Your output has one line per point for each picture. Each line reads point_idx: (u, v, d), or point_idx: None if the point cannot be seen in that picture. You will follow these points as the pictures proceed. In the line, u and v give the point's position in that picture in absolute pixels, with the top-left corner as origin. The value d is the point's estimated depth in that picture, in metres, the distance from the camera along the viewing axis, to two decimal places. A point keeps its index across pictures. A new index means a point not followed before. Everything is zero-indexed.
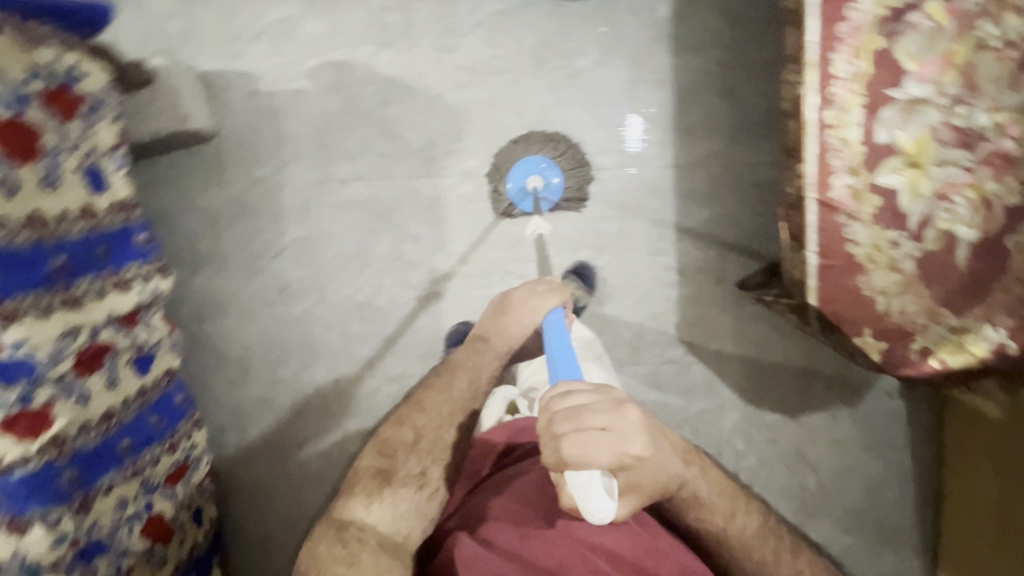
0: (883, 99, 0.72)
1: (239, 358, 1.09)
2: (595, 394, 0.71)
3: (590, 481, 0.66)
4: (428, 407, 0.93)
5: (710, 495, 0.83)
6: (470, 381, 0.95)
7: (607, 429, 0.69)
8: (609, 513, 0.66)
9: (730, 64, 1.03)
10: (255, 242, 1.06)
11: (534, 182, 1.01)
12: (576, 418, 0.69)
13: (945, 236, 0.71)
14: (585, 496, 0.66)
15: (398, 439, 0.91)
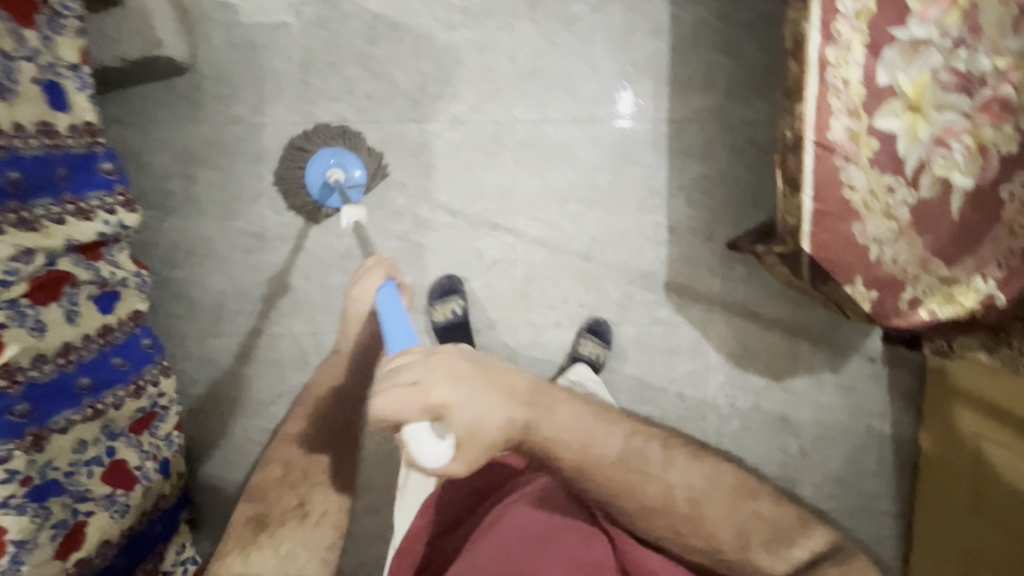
0: (887, 38, 0.70)
1: (213, 306, 1.05)
2: (416, 356, 0.64)
3: (421, 432, 0.60)
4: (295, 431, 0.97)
5: (562, 438, 0.69)
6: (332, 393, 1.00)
7: (416, 383, 0.60)
8: (445, 458, 0.61)
9: (730, 16, 1.01)
10: (232, 183, 1.01)
11: (336, 175, 0.94)
12: (390, 377, 0.61)
13: (940, 181, 0.73)
14: (418, 445, 0.60)
15: (266, 478, 0.94)
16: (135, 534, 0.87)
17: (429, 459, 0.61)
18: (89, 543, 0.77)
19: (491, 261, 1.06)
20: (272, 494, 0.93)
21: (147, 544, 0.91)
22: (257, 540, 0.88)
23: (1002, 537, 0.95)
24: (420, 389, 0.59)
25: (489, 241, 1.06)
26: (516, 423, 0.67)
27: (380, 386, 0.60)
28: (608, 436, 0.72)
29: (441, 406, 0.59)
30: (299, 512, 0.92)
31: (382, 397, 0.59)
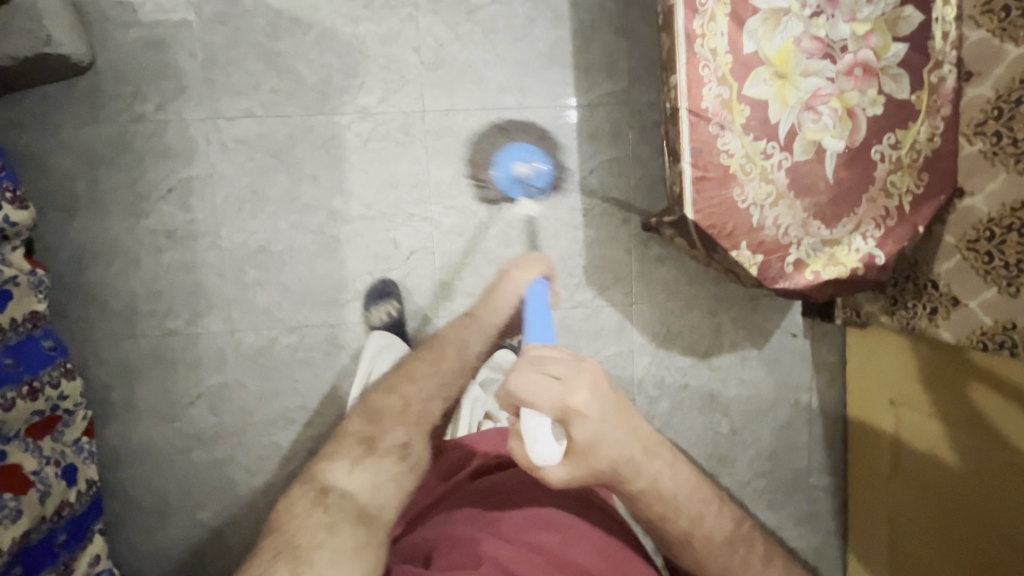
0: (746, 8, 0.73)
1: (123, 308, 1.03)
2: (558, 352, 0.67)
3: (541, 423, 0.62)
4: (417, 378, 0.90)
5: (678, 497, 0.68)
6: (457, 354, 0.99)
7: (561, 380, 0.63)
8: (555, 457, 0.63)
9: (625, 3, 1.04)
10: (139, 183, 1.01)
11: (522, 170, 1.05)
12: (536, 361, 0.64)
13: (813, 143, 0.76)
14: (532, 434, 0.62)
15: (385, 408, 0.84)
16: (28, 543, 0.83)
17: (539, 453, 0.63)
18: None
19: (409, 251, 1.07)
20: (388, 425, 0.81)
21: (47, 554, 0.87)
22: (366, 459, 0.75)
23: (912, 496, 1.02)
24: (563, 386, 0.63)
25: (406, 232, 1.06)
26: (632, 459, 0.66)
27: (520, 368, 0.64)
28: (719, 519, 0.71)
29: (573, 411, 0.62)
30: (400, 451, 0.78)
31: (523, 381, 0.63)
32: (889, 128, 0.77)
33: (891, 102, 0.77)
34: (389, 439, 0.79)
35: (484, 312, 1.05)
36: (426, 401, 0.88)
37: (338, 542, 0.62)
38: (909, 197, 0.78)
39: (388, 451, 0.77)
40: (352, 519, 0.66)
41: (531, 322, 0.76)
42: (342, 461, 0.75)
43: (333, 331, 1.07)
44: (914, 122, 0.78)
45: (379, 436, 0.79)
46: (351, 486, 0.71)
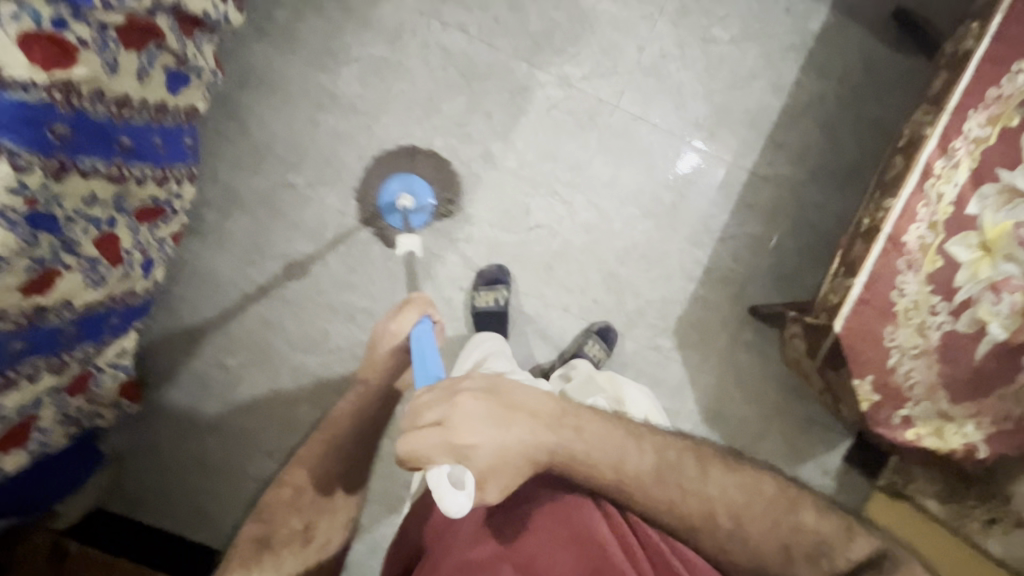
0: (992, 174, 0.72)
1: (260, 142, 1.03)
2: (438, 389, 0.61)
3: (443, 476, 0.57)
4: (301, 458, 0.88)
5: (591, 454, 0.64)
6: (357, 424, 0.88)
7: (438, 425, 0.57)
8: (466, 505, 0.57)
9: (845, 106, 1.04)
10: (333, 38, 1.01)
11: (404, 201, 1.01)
12: (413, 418, 0.59)
13: (977, 323, 0.75)
14: (441, 488, 0.56)
15: None
16: (91, 313, 0.83)
17: (451, 506, 0.56)
18: (55, 294, 0.74)
19: (534, 224, 1.07)
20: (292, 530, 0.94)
21: (96, 329, 0.87)
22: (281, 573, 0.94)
23: None
24: (447, 430, 0.57)
25: (540, 206, 1.06)
26: (541, 446, 0.63)
27: (404, 427, 0.59)
28: (640, 454, 0.66)
29: (454, 434, 0.57)
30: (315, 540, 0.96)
31: (410, 435, 0.57)
32: None
33: None
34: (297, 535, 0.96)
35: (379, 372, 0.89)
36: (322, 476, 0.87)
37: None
38: None
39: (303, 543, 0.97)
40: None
41: (421, 372, 0.71)
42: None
43: (430, 260, 1.07)
44: None
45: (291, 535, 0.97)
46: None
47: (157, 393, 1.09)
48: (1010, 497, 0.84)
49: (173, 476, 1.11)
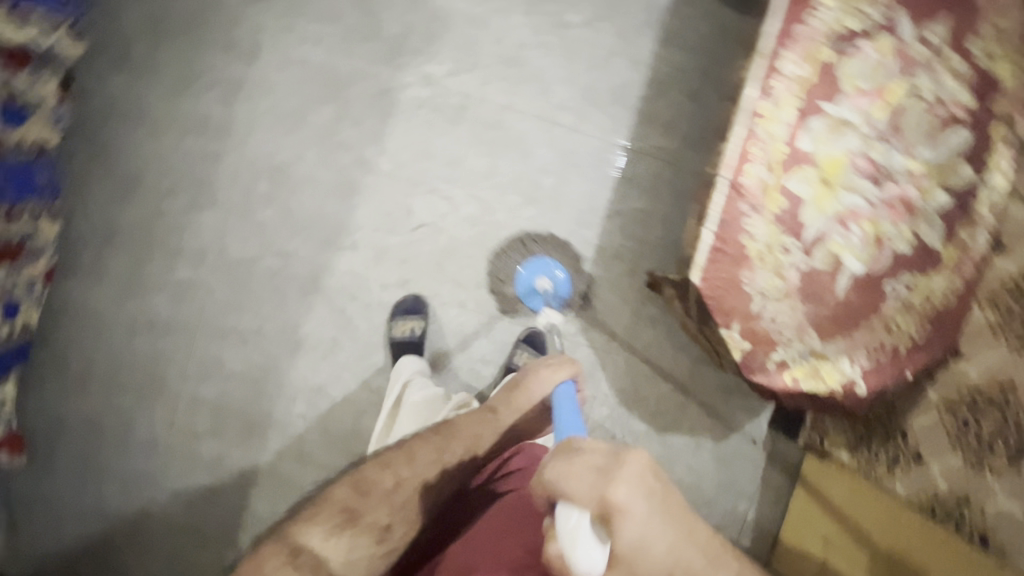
0: (815, 108, 0.74)
1: (129, 173, 1.03)
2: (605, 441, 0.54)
3: (585, 525, 0.49)
4: (417, 461, 0.74)
5: None
6: (467, 450, 0.77)
7: (600, 473, 0.51)
8: (596, 568, 0.49)
9: (707, 71, 1.05)
10: (193, 64, 1.02)
11: (545, 283, 1.06)
12: (568, 451, 0.54)
13: (832, 256, 0.76)
14: (574, 541, 0.49)
15: (374, 481, 0.73)
16: None
17: (583, 563, 0.49)
18: None
19: (417, 223, 1.06)
20: (373, 503, 0.71)
21: None
22: (344, 531, 0.69)
23: None
24: (602, 478, 0.50)
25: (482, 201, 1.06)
26: None
27: (553, 461, 0.53)
28: None
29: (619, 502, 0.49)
30: (378, 534, 0.69)
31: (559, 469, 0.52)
32: (908, 268, 0.76)
33: (918, 246, 0.76)
34: (371, 515, 0.70)
35: (506, 411, 0.80)
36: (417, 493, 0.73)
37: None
38: (907, 340, 0.77)
39: (368, 529, 0.70)
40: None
41: (559, 426, 0.66)
42: (320, 524, 0.69)
43: (317, 272, 1.06)
44: (935, 271, 0.76)
45: (362, 509, 0.71)
46: (323, 555, 0.66)
47: (50, 439, 1.06)
48: (909, 431, 0.81)
49: (74, 523, 1.06)
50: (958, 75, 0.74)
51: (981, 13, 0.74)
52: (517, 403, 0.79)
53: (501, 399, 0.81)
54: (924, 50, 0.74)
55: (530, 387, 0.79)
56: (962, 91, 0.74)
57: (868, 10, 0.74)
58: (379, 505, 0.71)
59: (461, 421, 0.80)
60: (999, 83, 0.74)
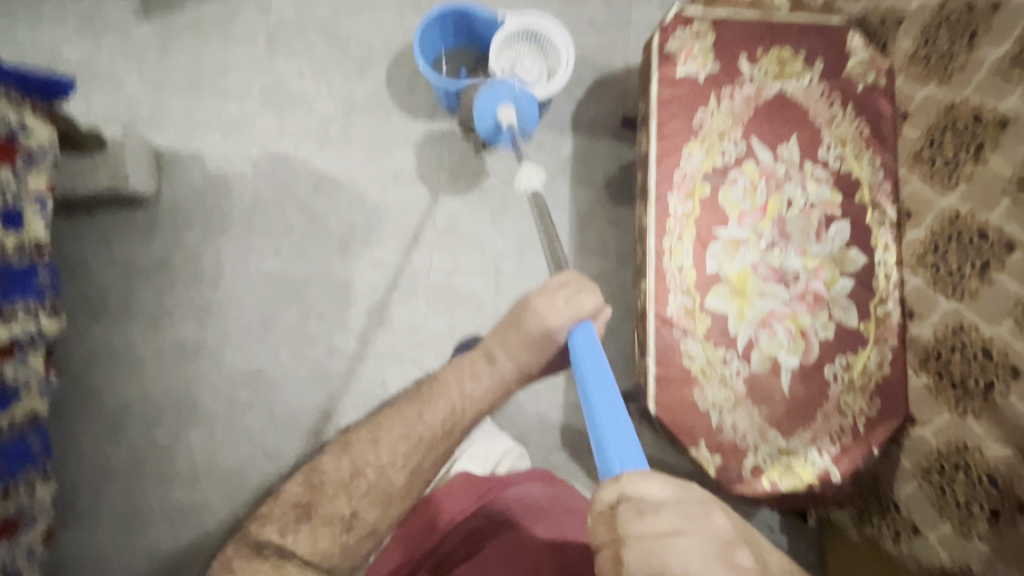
0: (711, 235, 0.84)
1: (117, 410, 1.08)
2: (682, 514, 0.41)
3: None
4: (382, 442, 0.69)
5: None
6: (443, 418, 0.71)
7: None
8: None
9: (618, 199, 1.18)
10: (166, 298, 1.11)
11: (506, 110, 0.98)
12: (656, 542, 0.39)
13: (768, 356, 0.82)
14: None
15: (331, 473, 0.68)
16: None
17: None
18: None
19: (393, 391, 1.12)
20: (330, 493, 0.67)
21: None
22: (300, 528, 0.64)
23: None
24: None
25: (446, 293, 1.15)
26: None
27: (637, 554, 0.40)
28: None
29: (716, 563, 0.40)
30: (343, 524, 0.65)
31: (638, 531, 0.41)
32: (839, 351, 0.83)
33: (841, 329, 0.83)
34: (330, 508, 0.66)
35: (504, 355, 0.74)
36: (390, 474, 0.68)
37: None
38: (862, 417, 0.82)
39: (331, 522, 0.65)
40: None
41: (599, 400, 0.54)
42: (274, 523, 0.65)
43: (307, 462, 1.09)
44: (863, 347, 0.83)
45: (317, 502, 0.66)
46: (295, 550, 0.62)
47: None
48: (900, 503, 0.81)
49: None
50: (820, 181, 0.86)
51: (821, 128, 0.87)
52: (514, 341, 0.73)
53: (496, 337, 0.75)
54: (784, 168, 0.86)
55: (523, 321, 0.71)
56: (828, 192, 0.86)
57: (727, 146, 0.86)
58: (338, 494, 0.66)
59: (443, 381, 0.74)
60: (856, 179, 0.86)
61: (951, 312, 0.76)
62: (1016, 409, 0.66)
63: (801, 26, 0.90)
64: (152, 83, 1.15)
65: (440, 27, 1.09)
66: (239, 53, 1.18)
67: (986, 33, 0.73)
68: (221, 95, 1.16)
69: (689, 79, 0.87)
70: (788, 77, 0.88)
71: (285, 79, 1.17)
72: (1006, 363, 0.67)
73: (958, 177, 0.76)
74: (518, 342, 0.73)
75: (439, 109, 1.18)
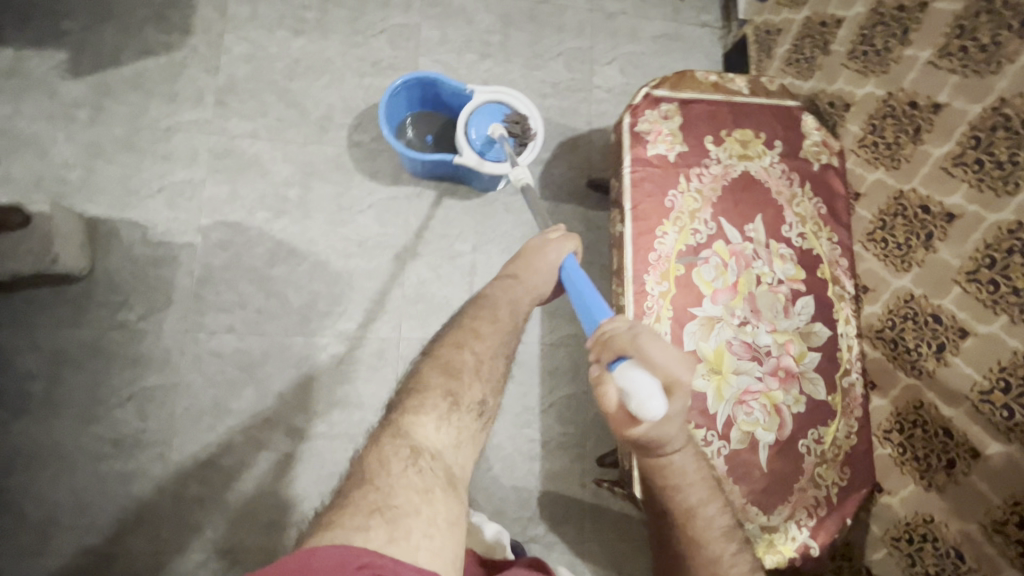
0: (687, 314, 0.86)
1: (43, 519, 0.96)
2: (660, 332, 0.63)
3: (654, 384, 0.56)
4: (484, 333, 0.74)
5: (685, 477, 0.68)
6: (512, 314, 0.78)
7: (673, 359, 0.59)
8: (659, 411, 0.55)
9: (587, 260, 1.18)
10: (100, 387, 1.00)
11: (496, 128, 1.01)
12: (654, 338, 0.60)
13: (747, 434, 0.84)
14: (643, 395, 0.55)
15: (459, 361, 0.70)
16: None
17: (651, 408, 0.55)
18: None
19: None
20: (467, 381, 0.68)
21: None
22: (451, 416, 0.64)
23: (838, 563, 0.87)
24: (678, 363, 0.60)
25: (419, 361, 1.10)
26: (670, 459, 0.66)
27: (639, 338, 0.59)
28: (691, 465, 0.68)
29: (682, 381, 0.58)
30: (479, 410, 0.67)
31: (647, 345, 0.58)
32: (811, 424, 0.86)
33: (810, 403, 0.86)
34: (469, 395, 0.67)
35: (531, 272, 0.81)
36: (494, 360, 0.72)
37: (431, 513, 0.56)
38: (835, 488, 0.85)
39: (469, 410, 0.66)
40: (442, 487, 0.58)
41: (581, 292, 0.73)
42: (426, 413, 0.64)
43: (269, 559, 1.00)
44: (832, 420, 0.86)
45: (460, 391, 0.67)
46: (436, 445, 0.61)
47: None
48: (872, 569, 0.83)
49: None
50: (785, 258, 0.89)
51: (783, 207, 0.91)
52: (539, 265, 0.81)
53: (523, 265, 0.82)
54: (752, 246, 0.89)
55: (546, 250, 0.82)
56: (792, 268, 0.89)
57: (698, 227, 0.88)
58: (474, 383, 0.68)
59: (495, 295, 0.79)
60: (817, 256, 0.90)
61: (911, 389, 0.81)
62: (977, 488, 0.70)
63: (759, 109, 0.94)
64: (83, 148, 1.05)
65: (407, 95, 1.08)
66: (184, 114, 1.10)
67: (929, 130, 0.78)
68: (163, 159, 1.08)
69: (660, 160, 0.89)
70: (751, 158, 0.92)
71: (236, 142, 1.10)
72: (965, 444, 0.72)
73: (911, 261, 0.81)
74: (545, 268, 0.82)
75: (403, 173, 1.15)
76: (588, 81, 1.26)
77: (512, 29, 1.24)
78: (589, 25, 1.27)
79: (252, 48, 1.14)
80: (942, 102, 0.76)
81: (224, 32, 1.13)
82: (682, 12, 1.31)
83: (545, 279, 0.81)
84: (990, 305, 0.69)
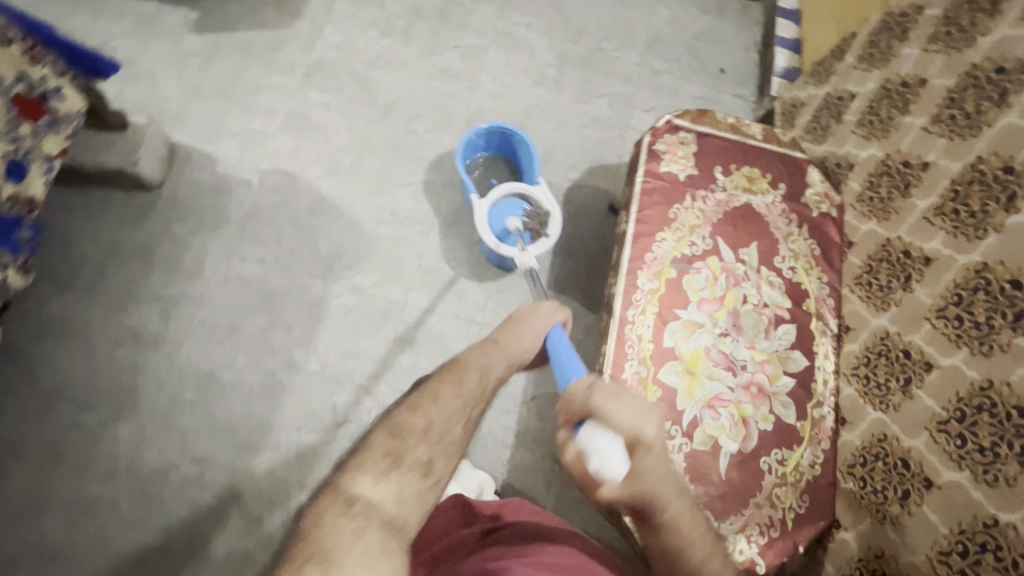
0: (672, 314, 0.91)
1: (51, 388, 1.04)
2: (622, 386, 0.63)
3: (616, 446, 0.58)
4: (445, 393, 0.67)
5: (684, 538, 0.62)
6: (479, 380, 0.71)
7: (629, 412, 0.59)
8: (618, 470, 0.57)
9: (594, 273, 1.26)
10: (136, 285, 1.11)
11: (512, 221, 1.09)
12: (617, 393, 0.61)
13: (710, 438, 0.85)
14: (603, 456, 0.57)
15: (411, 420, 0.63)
16: None
17: (609, 467, 0.57)
18: None
19: (341, 418, 1.09)
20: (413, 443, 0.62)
21: None
22: (392, 474, 0.59)
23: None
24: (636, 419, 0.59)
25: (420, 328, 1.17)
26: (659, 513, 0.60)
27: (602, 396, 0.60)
28: (688, 524, 0.62)
29: (643, 444, 0.59)
30: (424, 469, 0.61)
31: (603, 405, 0.60)
32: (776, 444, 0.87)
33: (779, 424, 0.88)
34: (414, 455, 0.61)
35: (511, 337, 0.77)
36: (450, 424, 0.65)
37: (364, 547, 0.51)
38: (791, 513, 0.84)
39: (413, 469, 0.60)
40: (377, 528, 0.53)
41: (562, 367, 0.75)
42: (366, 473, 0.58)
43: (235, 476, 1.03)
44: (798, 445, 0.87)
45: (405, 451, 0.61)
46: (374, 500, 0.56)
47: None
48: None
49: None
50: (773, 285, 0.95)
51: (778, 241, 0.98)
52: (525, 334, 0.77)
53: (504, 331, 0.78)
54: (743, 268, 0.95)
55: (532, 321, 0.79)
56: (778, 295, 0.95)
57: (695, 240, 0.96)
58: (420, 444, 0.62)
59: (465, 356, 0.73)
60: (805, 290, 0.96)
61: (877, 422, 0.83)
62: (927, 518, 0.70)
63: (769, 154, 1.04)
64: (186, 88, 1.24)
65: (487, 136, 1.22)
66: (274, 78, 1.28)
67: (917, 185, 0.86)
68: (247, 110, 1.25)
69: (670, 177, 0.99)
70: (755, 193, 1.00)
71: (310, 109, 1.27)
72: (921, 474, 0.72)
73: (891, 301, 0.86)
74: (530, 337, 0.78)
75: (445, 163, 1.28)
76: (625, 121, 1.40)
77: (566, 67, 1.41)
78: (636, 77, 1.44)
79: (344, 39, 1.34)
80: (930, 161, 0.84)
81: (326, 23, 1.34)
82: (722, 82, 1.46)
83: (527, 347, 0.77)
84: (954, 339, 0.73)
